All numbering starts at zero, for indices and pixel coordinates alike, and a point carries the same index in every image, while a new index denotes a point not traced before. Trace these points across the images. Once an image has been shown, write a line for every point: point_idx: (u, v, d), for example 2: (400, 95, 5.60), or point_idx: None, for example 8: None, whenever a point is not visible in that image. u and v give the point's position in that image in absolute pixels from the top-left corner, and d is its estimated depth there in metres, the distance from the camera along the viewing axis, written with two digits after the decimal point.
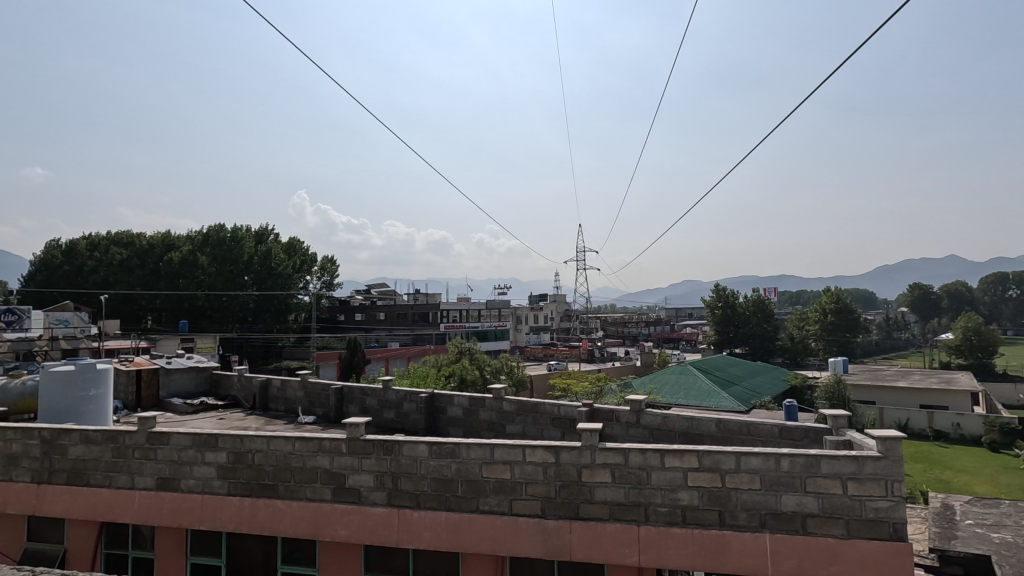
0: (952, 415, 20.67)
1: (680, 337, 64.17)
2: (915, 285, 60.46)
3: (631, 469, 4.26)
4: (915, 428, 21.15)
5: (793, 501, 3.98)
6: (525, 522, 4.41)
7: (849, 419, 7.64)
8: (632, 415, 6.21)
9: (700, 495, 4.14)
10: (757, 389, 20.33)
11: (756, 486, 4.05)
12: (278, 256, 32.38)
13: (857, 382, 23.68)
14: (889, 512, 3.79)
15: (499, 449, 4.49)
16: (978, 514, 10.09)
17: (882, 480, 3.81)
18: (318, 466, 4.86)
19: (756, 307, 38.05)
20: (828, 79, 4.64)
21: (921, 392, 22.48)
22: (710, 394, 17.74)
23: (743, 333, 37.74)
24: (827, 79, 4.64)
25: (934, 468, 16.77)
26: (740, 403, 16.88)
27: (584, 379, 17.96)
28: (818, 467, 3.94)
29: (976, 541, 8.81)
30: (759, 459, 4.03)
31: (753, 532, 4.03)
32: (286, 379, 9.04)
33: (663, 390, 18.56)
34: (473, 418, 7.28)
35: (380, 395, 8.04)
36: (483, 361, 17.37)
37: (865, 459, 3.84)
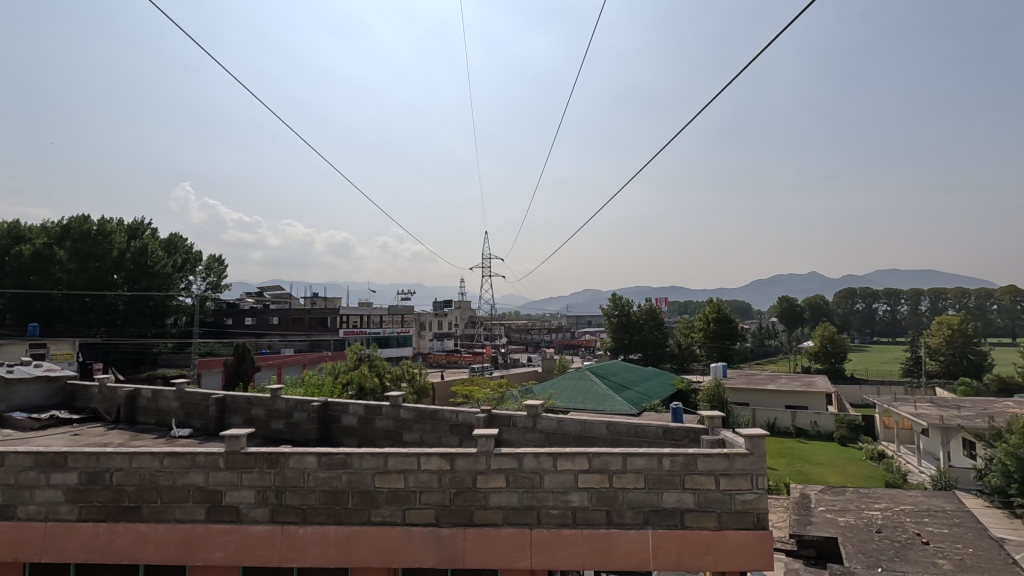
0: (811, 414, 23.20)
1: (579, 344, 66.53)
2: (783, 298, 66.89)
3: (525, 473, 4.33)
4: (780, 426, 23.51)
5: (672, 497, 4.26)
6: (418, 531, 4.32)
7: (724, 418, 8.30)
8: (529, 420, 6.32)
9: (590, 496, 4.30)
10: (648, 393, 21.62)
11: (641, 485, 4.28)
12: (155, 254, 29.22)
13: (734, 386, 25.91)
14: (754, 504, 4.19)
15: (393, 458, 4.38)
16: (829, 501, 11.42)
17: (748, 475, 4.20)
18: (190, 483, 4.45)
19: (649, 316, 40.75)
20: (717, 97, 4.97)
21: (787, 394, 25.04)
22: (605, 398, 18.55)
23: (636, 339, 40.37)
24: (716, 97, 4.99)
25: (794, 461, 18.77)
26: (633, 406, 17.84)
27: (486, 385, 18.00)
28: (695, 465, 4.24)
29: (827, 525, 9.96)
30: (644, 459, 4.27)
31: (638, 529, 4.24)
32: (159, 388, 8.20)
33: (562, 396, 19.12)
34: (369, 427, 7.02)
35: (267, 405, 7.54)
36: (383, 367, 16.91)
37: (735, 456, 4.20)
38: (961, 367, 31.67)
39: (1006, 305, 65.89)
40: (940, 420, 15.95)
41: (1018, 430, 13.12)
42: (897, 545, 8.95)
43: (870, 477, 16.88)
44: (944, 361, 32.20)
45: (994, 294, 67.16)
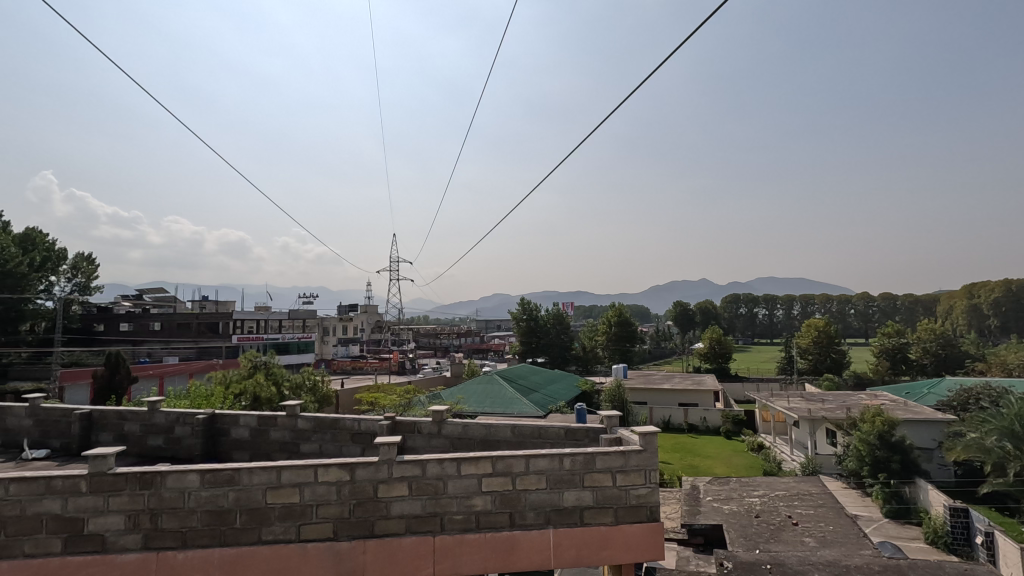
0: (701, 411, 24.99)
1: (488, 348, 66.95)
2: (677, 303, 71.79)
3: (429, 480, 4.27)
4: (674, 423, 25.13)
5: (573, 496, 4.40)
6: (314, 547, 4.10)
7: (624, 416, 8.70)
8: (434, 425, 6.24)
9: (493, 500, 4.33)
10: (554, 394, 22.21)
11: (543, 485, 4.38)
12: (8, 251, 25.57)
13: (633, 386, 27.26)
14: (647, 498, 4.45)
15: (287, 471, 4.14)
16: (715, 491, 12.34)
17: (642, 470, 4.45)
18: (44, 512, 3.93)
19: (556, 319, 42.41)
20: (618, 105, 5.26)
21: (680, 392, 26.78)
22: (513, 402, 18.79)
23: (544, 343, 41.39)
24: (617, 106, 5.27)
25: (686, 455, 20.11)
26: (538, 409, 18.24)
27: (392, 391, 17.56)
28: (594, 463, 4.42)
29: (714, 514, 10.76)
30: (546, 460, 4.36)
31: (539, 529, 4.33)
32: (7, 405, 7.15)
33: (470, 400, 19.11)
34: (262, 439, 6.58)
35: (144, 420, 6.84)
36: (281, 376, 15.96)
37: (630, 453, 4.44)
38: (825, 365, 35.55)
39: (861, 309, 74.87)
40: (808, 412, 17.81)
41: (869, 418, 14.98)
42: (772, 527, 9.87)
43: (751, 466, 18.49)
44: (812, 360, 36.00)
45: (851, 299, 76.12)
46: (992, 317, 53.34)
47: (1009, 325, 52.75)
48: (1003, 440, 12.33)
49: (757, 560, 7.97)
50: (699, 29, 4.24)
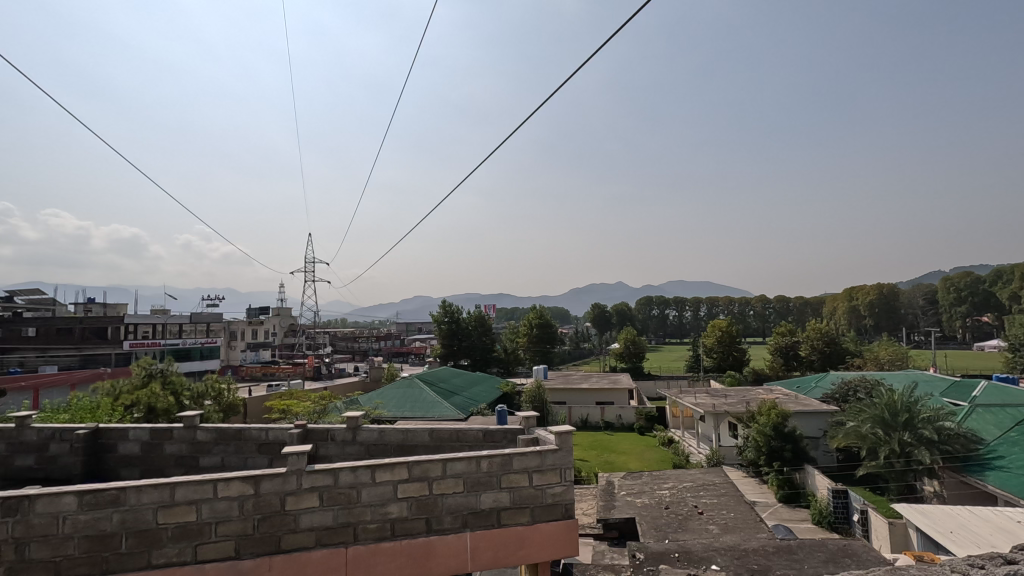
0: (616, 409, 26.01)
1: (409, 351, 65.82)
2: (596, 305, 73.96)
3: (341, 489, 4.11)
4: (591, 422, 25.93)
5: (490, 498, 4.41)
6: (213, 568, 3.82)
7: (543, 416, 8.86)
8: (348, 432, 6.01)
9: (409, 506, 4.24)
10: (475, 397, 22.20)
11: (460, 488, 4.35)
12: None
13: (553, 387, 27.83)
14: (562, 496, 4.56)
15: (182, 488, 3.82)
16: (628, 486, 12.86)
17: (558, 469, 4.56)
18: None
19: (478, 321, 42.22)
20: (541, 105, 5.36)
21: (598, 391, 27.70)
22: (434, 405, 18.59)
23: (466, 345, 41.28)
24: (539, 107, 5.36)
25: (603, 452, 20.82)
26: (459, 411, 18.15)
27: (306, 398, 16.78)
28: (511, 464, 4.46)
29: (628, 507, 11.21)
30: (463, 463, 4.35)
31: (456, 533, 4.30)
32: None
33: (389, 405, 18.66)
34: (154, 454, 6.02)
35: (10, 437, 6.05)
36: (180, 385, 14.78)
37: (546, 453, 4.52)
38: (728, 363, 38.17)
39: (758, 310, 81.03)
40: (713, 407, 19.01)
41: (765, 411, 16.29)
42: (680, 517, 10.43)
43: (662, 460, 19.47)
44: (716, 358, 38.52)
45: (750, 301, 82.30)
46: (867, 317, 59.66)
47: (880, 324, 59.30)
48: (876, 426, 13.78)
49: (666, 549, 8.37)
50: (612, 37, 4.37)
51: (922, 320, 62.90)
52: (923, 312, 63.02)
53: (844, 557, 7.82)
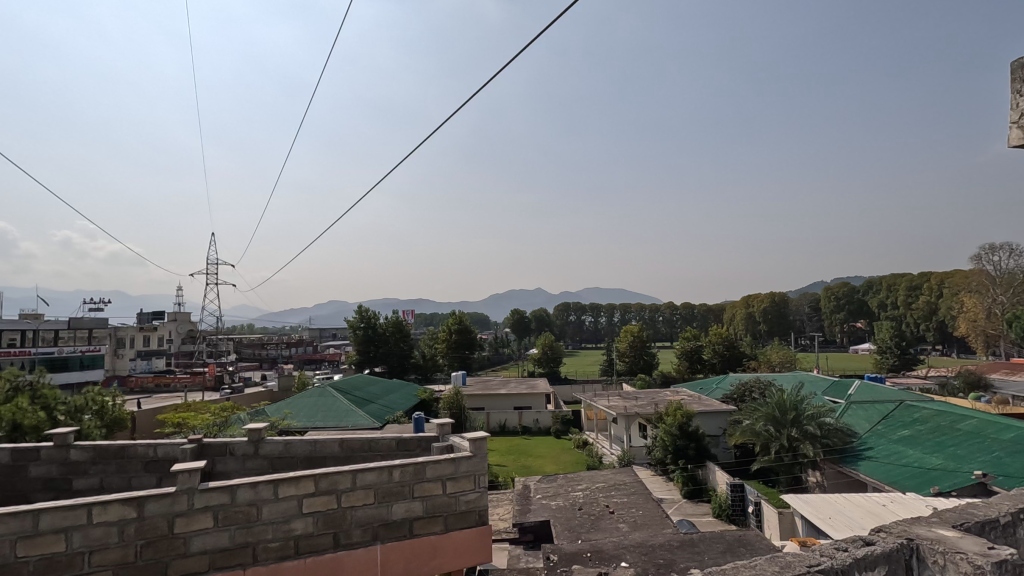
0: (533, 413, 26.41)
1: (321, 358, 63.01)
2: (514, 311, 73.77)
3: (239, 507, 3.84)
4: (509, 427, 26.11)
5: (402, 508, 4.30)
6: None
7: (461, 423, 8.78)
8: (250, 446, 5.62)
9: (315, 521, 4.04)
10: (392, 404, 21.63)
11: (370, 500, 4.21)
12: None
13: (471, 393, 27.73)
14: (476, 502, 4.55)
15: (50, 515, 3.40)
16: (544, 489, 13.06)
17: (472, 475, 4.55)
18: None
19: (395, 328, 41.06)
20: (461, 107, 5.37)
21: (515, 396, 27.99)
22: (347, 414, 17.91)
23: (382, 352, 40.15)
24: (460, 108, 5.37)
25: (520, 456, 21.05)
26: (374, 420, 17.61)
27: (205, 410, 15.58)
28: (424, 472, 4.40)
29: (543, 510, 11.38)
30: (374, 474, 4.22)
31: (365, 546, 4.14)
32: None
33: (299, 415, 17.73)
34: (16, 479, 5.30)
35: None
36: (55, 399, 13.21)
37: (460, 459, 4.51)
38: (639, 366, 39.93)
39: (667, 316, 85.50)
40: (624, 410, 19.83)
41: (672, 412, 17.21)
42: (592, 517, 10.75)
43: (576, 462, 20.00)
44: (628, 362, 40.18)
45: (660, 308, 86.71)
46: (762, 323, 64.83)
47: (772, 329, 64.63)
48: (768, 424, 14.97)
49: (578, 549, 8.57)
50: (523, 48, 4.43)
51: (808, 325, 69.30)
52: (809, 319, 69.44)
53: (740, 546, 8.41)
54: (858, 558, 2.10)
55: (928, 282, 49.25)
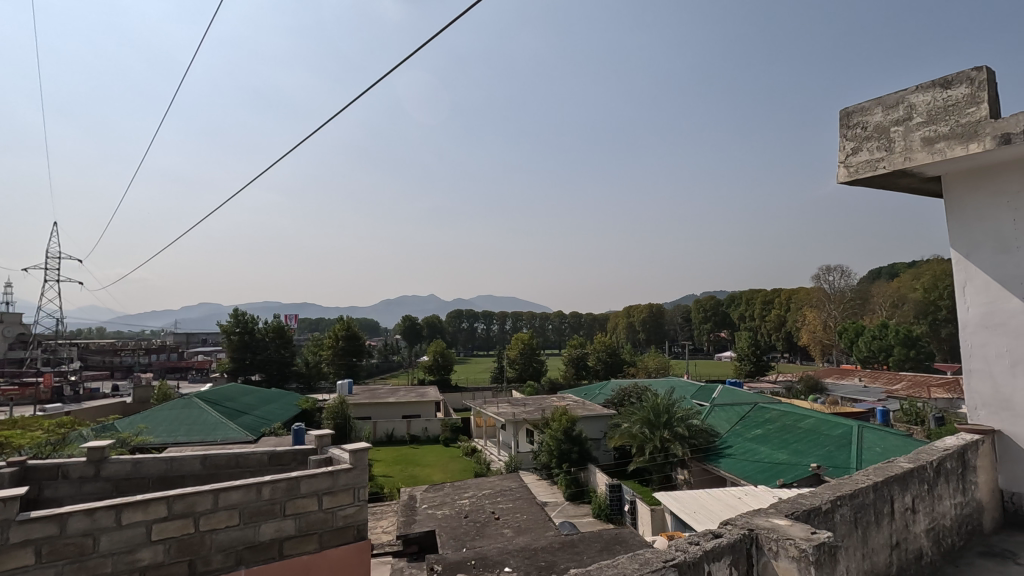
0: (422, 422, 25.97)
1: (188, 366, 57.10)
2: (405, 317, 72.60)
3: (71, 539, 3.35)
4: (397, 436, 25.46)
5: (271, 528, 4.01)
6: None
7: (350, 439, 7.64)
8: (88, 468, 4.88)
9: (167, 549, 3.63)
10: (269, 415, 20.16)
11: (235, 522, 3.87)
12: None
13: (357, 402, 26.63)
14: (354, 516, 4.37)
15: None
16: (431, 498, 12.85)
17: (351, 489, 4.38)
18: None
19: (276, 332, 38.28)
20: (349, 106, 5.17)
21: (405, 405, 27.37)
22: (216, 427, 16.35)
23: (260, 359, 37.38)
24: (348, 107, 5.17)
25: (407, 466, 20.55)
26: (248, 433, 16.28)
27: (37, 426, 13.41)
28: (298, 488, 4.15)
29: (428, 520, 11.18)
30: (240, 492, 3.89)
31: (227, 572, 3.80)
32: None
33: (157, 430, 15.88)
34: None
35: None
36: None
37: (339, 473, 4.32)
38: (528, 373, 40.90)
39: (556, 325, 88.52)
40: (513, 416, 20.23)
41: (557, 418, 17.85)
42: (477, 525, 10.75)
43: (464, 470, 19.97)
44: (518, 369, 40.99)
45: (549, 317, 89.64)
46: (641, 332, 69.49)
47: (650, 338, 69.51)
48: (644, 426, 16.07)
49: (463, 558, 8.53)
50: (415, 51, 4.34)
51: (680, 334, 75.38)
52: (681, 328, 75.55)
53: (616, 544, 8.87)
54: (708, 549, 2.18)
55: (778, 298, 55.82)
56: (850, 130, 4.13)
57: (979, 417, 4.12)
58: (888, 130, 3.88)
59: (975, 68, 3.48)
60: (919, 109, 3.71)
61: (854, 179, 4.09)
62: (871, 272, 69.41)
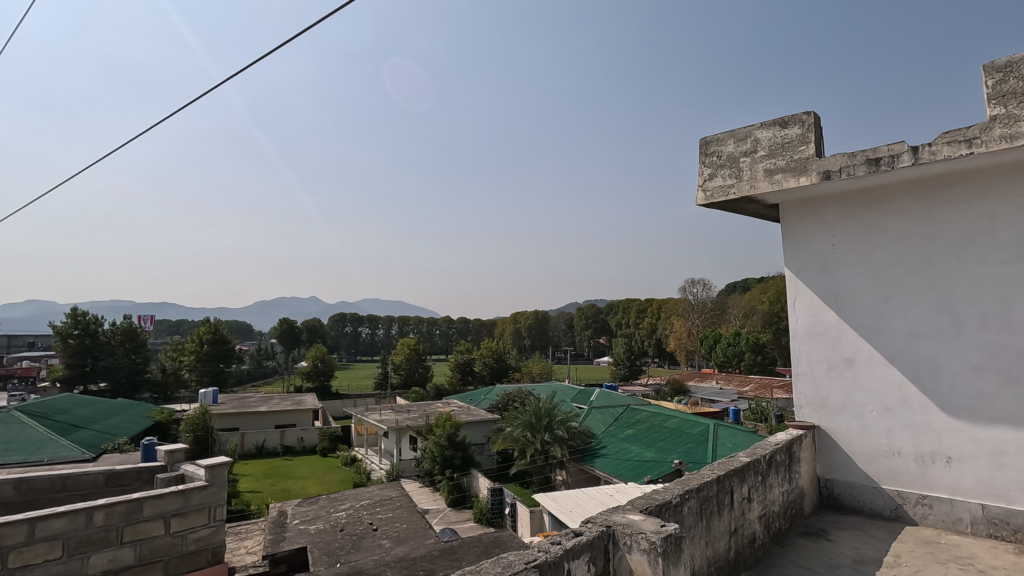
0: (298, 432, 24.40)
1: (9, 374, 48.68)
2: (284, 319, 68.00)
3: None
4: (268, 447, 23.67)
5: (104, 558, 3.70)
6: None
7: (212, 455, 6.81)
8: None
9: None
10: (113, 429, 17.80)
11: (57, 554, 3.51)
12: None
13: (223, 412, 24.38)
14: (209, 539, 4.20)
15: None
16: (303, 513, 12.11)
17: (205, 509, 4.21)
18: None
19: (125, 335, 34.35)
20: (205, 94, 4.64)
21: (278, 414, 25.56)
22: (42, 445, 14.07)
23: (104, 365, 33.02)
24: (203, 94, 4.64)
25: (278, 479, 19.18)
26: (85, 450, 14.22)
27: None
28: (140, 511, 3.88)
29: (299, 536, 10.50)
30: (66, 520, 3.56)
31: None
32: None
33: None
34: None
35: None
36: None
37: (191, 492, 4.14)
38: (413, 379, 40.14)
39: (444, 330, 87.93)
40: (396, 423, 19.73)
41: (441, 424, 17.75)
42: (354, 538, 10.32)
43: (343, 481, 19.07)
44: (403, 374, 40.06)
45: (437, 322, 88.84)
46: (526, 338, 71.42)
47: (534, 343, 71.68)
48: (526, 430, 16.53)
49: None
50: (271, 50, 4.01)
51: (563, 340, 78.37)
52: (564, 334, 78.63)
53: (495, 547, 8.98)
54: (567, 548, 2.27)
55: (651, 307, 60.28)
56: (708, 158, 4.57)
57: (803, 414, 4.72)
58: (738, 160, 4.36)
59: (805, 112, 4.04)
60: (762, 143, 4.23)
61: (710, 203, 4.53)
62: (727, 285, 77.45)
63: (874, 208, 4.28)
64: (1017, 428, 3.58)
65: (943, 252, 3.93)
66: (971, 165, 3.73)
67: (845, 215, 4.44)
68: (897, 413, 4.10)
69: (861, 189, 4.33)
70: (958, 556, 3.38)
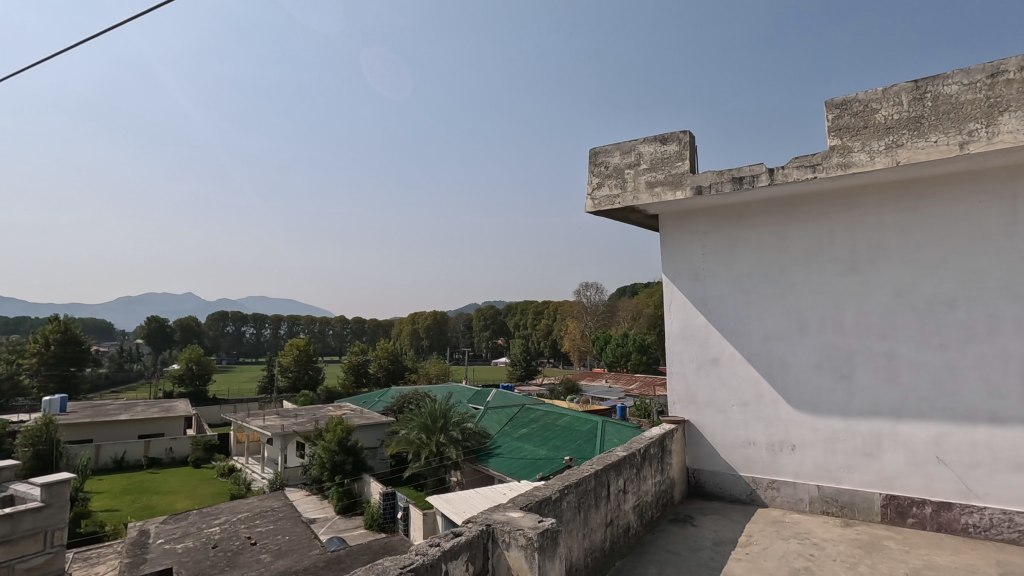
0: (166, 442, 22.10)
1: None
2: (153, 318, 61.30)
3: None
4: (129, 460, 21.19)
5: None
6: None
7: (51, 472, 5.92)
8: None
9: None
10: None
11: None
12: None
13: (73, 422, 21.45)
14: (44, 567, 3.77)
15: None
16: (168, 531, 10.96)
17: (39, 534, 3.78)
18: None
19: None
20: (43, 61, 4.02)
21: (143, 423, 22.99)
22: None
23: None
24: (40, 61, 4.01)
25: (141, 496, 17.23)
26: None
27: None
28: None
29: (163, 557, 9.49)
30: None
31: None
32: None
33: None
34: None
35: None
36: None
37: (22, 515, 3.68)
38: (303, 381, 37.98)
39: (337, 330, 84.21)
40: (281, 429, 18.54)
41: (332, 428, 16.99)
42: (228, 554, 9.55)
43: (217, 493, 17.56)
44: (291, 377, 37.78)
45: (330, 321, 84.80)
46: (424, 339, 70.49)
47: (432, 344, 70.94)
48: (421, 432, 16.32)
49: None
50: (130, 19, 3.57)
51: (462, 342, 78.21)
52: (463, 335, 78.42)
53: (384, 554, 8.73)
54: (446, 549, 2.26)
55: (547, 309, 62.05)
56: (597, 168, 4.78)
57: (676, 410, 5.09)
58: (623, 172, 4.63)
59: (682, 131, 4.37)
60: (645, 157, 4.52)
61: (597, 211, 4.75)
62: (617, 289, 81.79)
63: (738, 222, 4.74)
64: (846, 418, 4.13)
65: (792, 264, 4.45)
66: (815, 188, 4.26)
67: (714, 227, 4.87)
68: (753, 407, 4.57)
69: (728, 205, 4.78)
70: (798, 533, 3.82)
